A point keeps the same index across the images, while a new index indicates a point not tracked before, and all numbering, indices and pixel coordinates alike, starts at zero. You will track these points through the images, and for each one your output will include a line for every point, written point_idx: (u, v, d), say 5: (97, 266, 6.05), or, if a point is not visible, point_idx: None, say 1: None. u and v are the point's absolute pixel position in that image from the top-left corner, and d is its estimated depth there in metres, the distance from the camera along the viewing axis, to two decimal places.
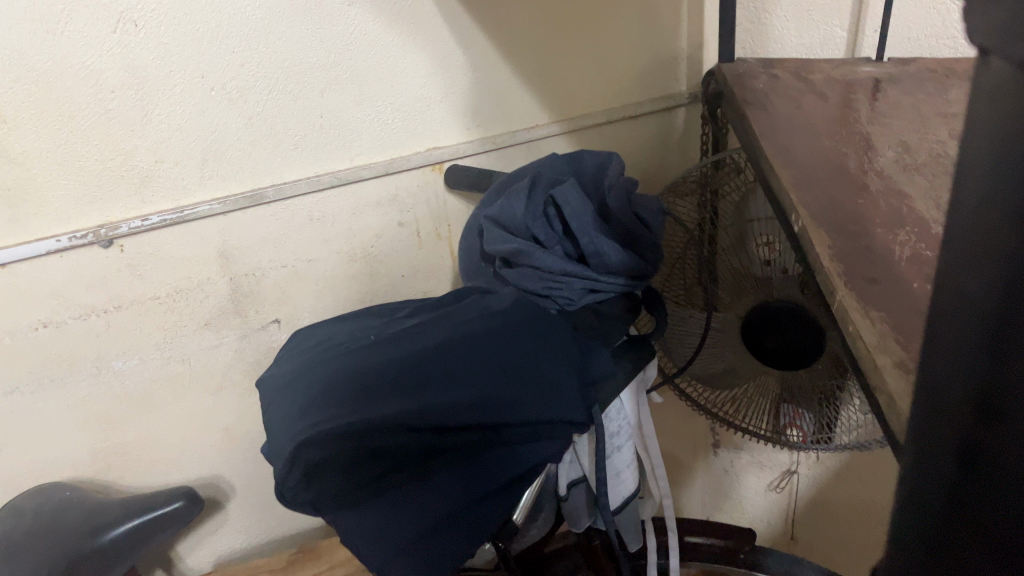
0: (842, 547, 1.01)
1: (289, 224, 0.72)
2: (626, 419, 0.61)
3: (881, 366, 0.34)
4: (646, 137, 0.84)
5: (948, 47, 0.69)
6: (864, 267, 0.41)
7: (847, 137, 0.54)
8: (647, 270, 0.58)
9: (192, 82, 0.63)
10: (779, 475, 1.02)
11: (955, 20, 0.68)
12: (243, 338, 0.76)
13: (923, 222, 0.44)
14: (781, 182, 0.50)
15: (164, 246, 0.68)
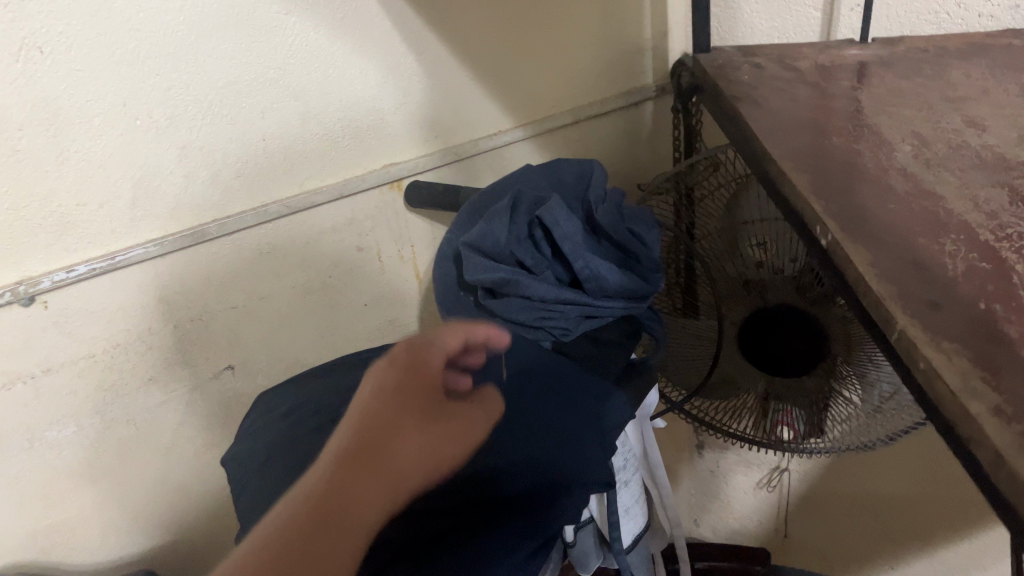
0: (833, 543, 0.98)
1: (237, 261, 0.65)
2: (632, 452, 0.56)
3: (975, 413, 0.29)
4: (613, 135, 0.79)
5: (930, 23, 0.63)
6: (919, 286, 0.36)
7: (855, 131, 0.50)
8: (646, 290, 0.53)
9: (113, 112, 0.55)
10: (768, 473, 0.98)
11: None
12: (194, 389, 0.68)
13: (967, 227, 0.40)
14: (798, 189, 0.45)
15: (96, 299, 0.60)
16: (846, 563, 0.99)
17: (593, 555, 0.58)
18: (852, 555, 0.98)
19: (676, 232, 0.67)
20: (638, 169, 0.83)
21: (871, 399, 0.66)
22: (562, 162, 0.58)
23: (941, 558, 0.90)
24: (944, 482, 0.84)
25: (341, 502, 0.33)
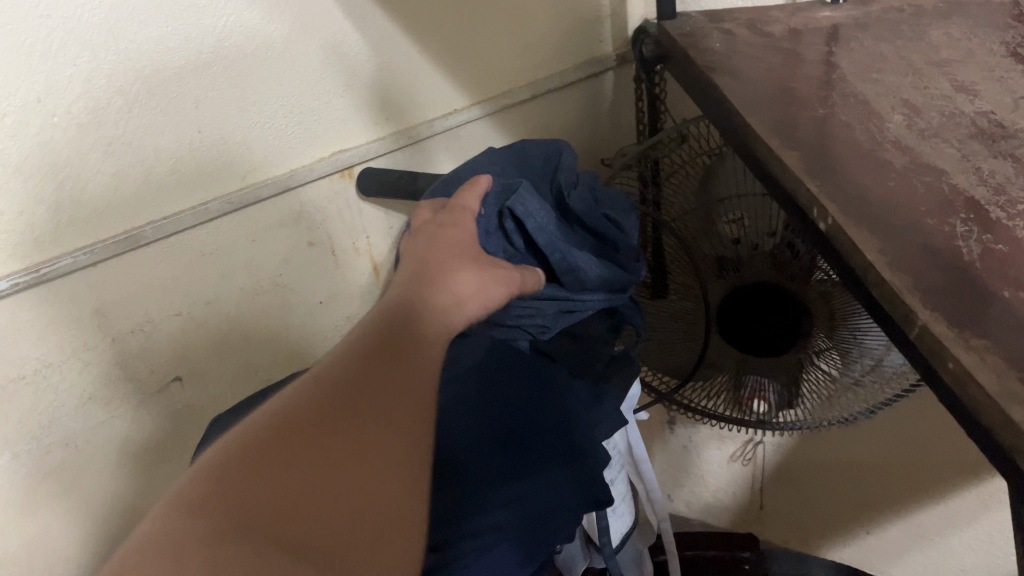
0: (806, 511, 0.98)
1: (177, 264, 0.60)
2: (618, 449, 0.53)
3: (1021, 420, 0.27)
4: (573, 108, 0.75)
5: None
6: (935, 272, 0.33)
7: (840, 102, 0.47)
8: (627, 280, 0.50)
9: (28, 107, 0.49)
10: (742, 447, 0.97)
11: None
12: (139, 405, 0.63)
13: (974, 203, 0.37)
14: (789, 168, 0.42)
15: (22, 316, 0.54)
16: (821, 529, 0.99)
17: (579, 558, 0.55)
18: (827, 521, 0.97)
19: (648, 214, 0.63)
20: (600, 143, 0.80)
21: (852, 371, 0.64)
22: (529, 145, 0.55)
23: (915, 520, 0.90)
24: (919, 444, 0.84)
25: (383, 369, 0.31)
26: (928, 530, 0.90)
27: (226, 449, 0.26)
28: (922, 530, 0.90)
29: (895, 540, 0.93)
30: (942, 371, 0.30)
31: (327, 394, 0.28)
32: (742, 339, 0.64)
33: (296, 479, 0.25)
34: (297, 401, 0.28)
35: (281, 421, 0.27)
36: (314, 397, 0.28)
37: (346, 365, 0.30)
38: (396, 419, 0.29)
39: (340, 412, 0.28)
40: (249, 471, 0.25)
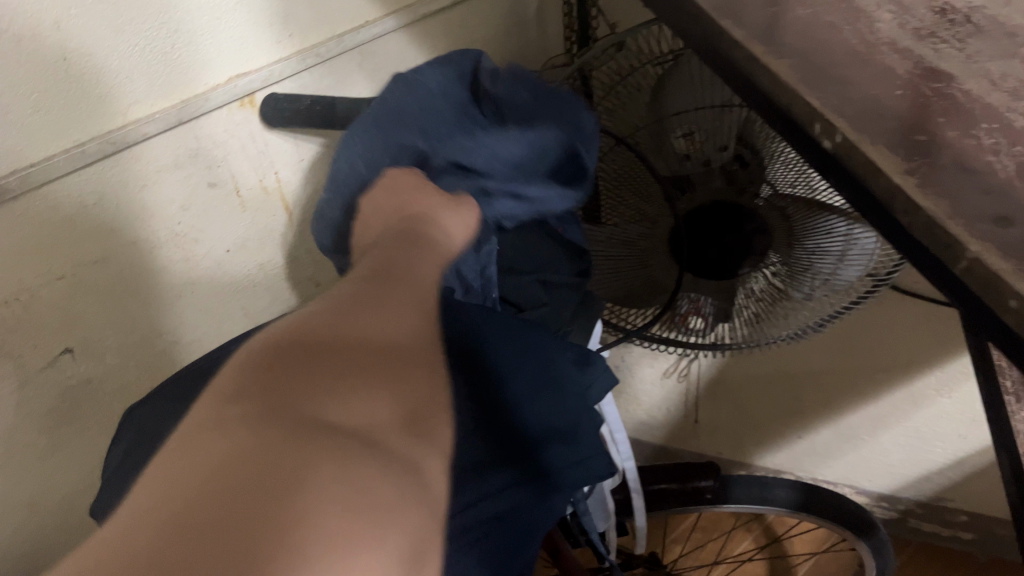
0: (734, 421, 0.99)
1: (50, 219, 0.50)
2: None
3: None
4: (495, 16, 0.67)
5: None
6: (975, 197, 0.29)
7: (822, 1, 0.42)
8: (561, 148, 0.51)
9: None
10: (676, 364, 0.96)
11: None
12: (24, 387, 0.54)
13: (996, 112, 0.33)
14: (781, 80, 0.37)
15: None
16: (751, 436, 1.00)
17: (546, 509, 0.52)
18: (756, 428, 0.98)
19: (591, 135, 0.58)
20: (524, 55, 0.73)
21: (802, 286, 0.62)
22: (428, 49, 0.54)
23: (846, 422, 0.91)
24: (852, 352, 0.83)
25: (379, 309, 0.34)
26: (857, 430, 0.91)
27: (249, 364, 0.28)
28: (852, 431, 0.92)
29: (825, 441, 0.95)
30: (1000, 311, 0.27)
31: (334, 329, 0.31)
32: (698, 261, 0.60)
33: (327, 374, 0.27)
34: (304, 330, 0.30)
35: (297, 344, 0.29)
36: (323, 328, 0.31)
37: (340, 306, 0.33)
38: (397, 349, 0.32)
39: (350, 337, 0.31)
40: (282, 372, 0.27)
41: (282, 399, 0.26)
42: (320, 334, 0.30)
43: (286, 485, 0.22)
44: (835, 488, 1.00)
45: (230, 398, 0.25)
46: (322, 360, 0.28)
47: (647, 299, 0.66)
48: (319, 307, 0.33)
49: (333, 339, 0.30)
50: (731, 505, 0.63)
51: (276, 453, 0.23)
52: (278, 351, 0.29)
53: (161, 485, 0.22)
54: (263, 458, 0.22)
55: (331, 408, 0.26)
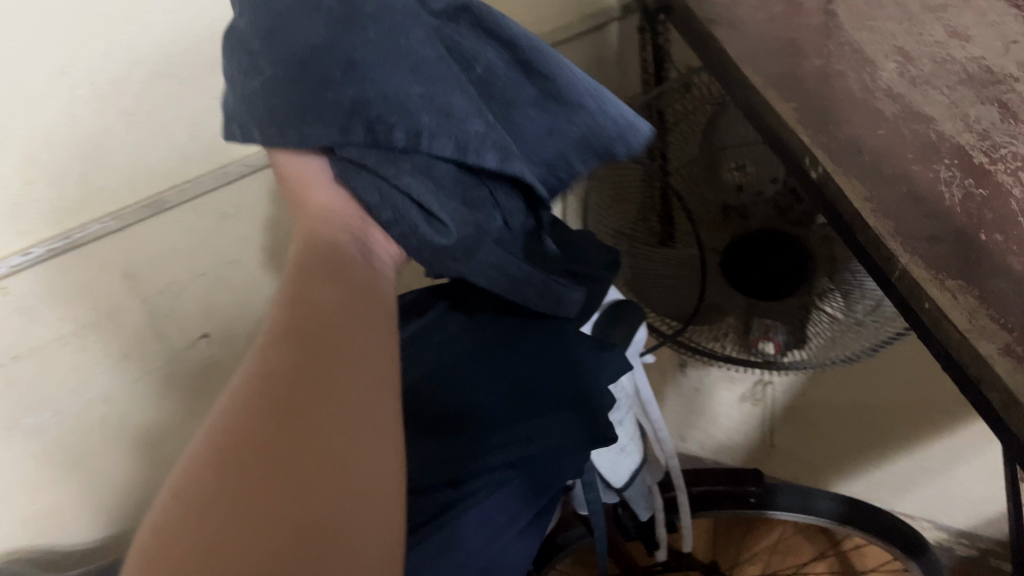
0: (813, 449, 1.01)
1: (198, 227, 0.62)
2: (624, 391, 0.56)
3: (986, 354, 0.29)
4: (580, 60, 0.76)
5: None
6: (917, 221, 0.35)
7: (838, 51, 0.48)
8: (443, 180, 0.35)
9: (52, 81, 0.50)
10: (753, 386, 1.00)
11: None
12: (170, 362, 0.66)
13: (961, 150, 0.38)
14: (784, 120, 0.43)
15: (57, 281, 0.56)
16: (832, 465, 1.01)
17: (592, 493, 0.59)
18: (838, 456, 1.00)
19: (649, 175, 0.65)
20: (607, 94, 0.81)
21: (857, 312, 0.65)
22: None
23: (922, 454, 0.92)
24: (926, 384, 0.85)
25: (339, 343, 0.27)
26: (933, 464, 0.92)
27: (194, 442, 0.24)
28: (928, 464, 0.93)
29: (903, 473, 0.96)
30: (919, 313, 0.32)
31: (280, 386, 0.25)
32: (740, 283, 0.67)
33: (283, 420, 0.24)
34: (248, 384, 0.25)
35: (265, 370, 0.26)
36: (266, 371, 0.26)
37: (290, 318, 0.28)
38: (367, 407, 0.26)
39: (298, 379, 0.25)
40: (237, 454, 0.23)
41: (256, 473, 0.23)
42: (270, 403, 0.24)
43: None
44: (911, 521, 1.01)
45: (186, 486, 0.23)
46: (272, 415, 0.24)
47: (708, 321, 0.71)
48: (260, 348, 0.27)
49: (280, 389, 0.25)
50: (778, 511, 0.68)
51: (253, 537, 0.21)
52: (221, 439, 0.24)
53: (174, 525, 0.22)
54: (241, 552, 0.21)
55: (339, 445, 0.24)
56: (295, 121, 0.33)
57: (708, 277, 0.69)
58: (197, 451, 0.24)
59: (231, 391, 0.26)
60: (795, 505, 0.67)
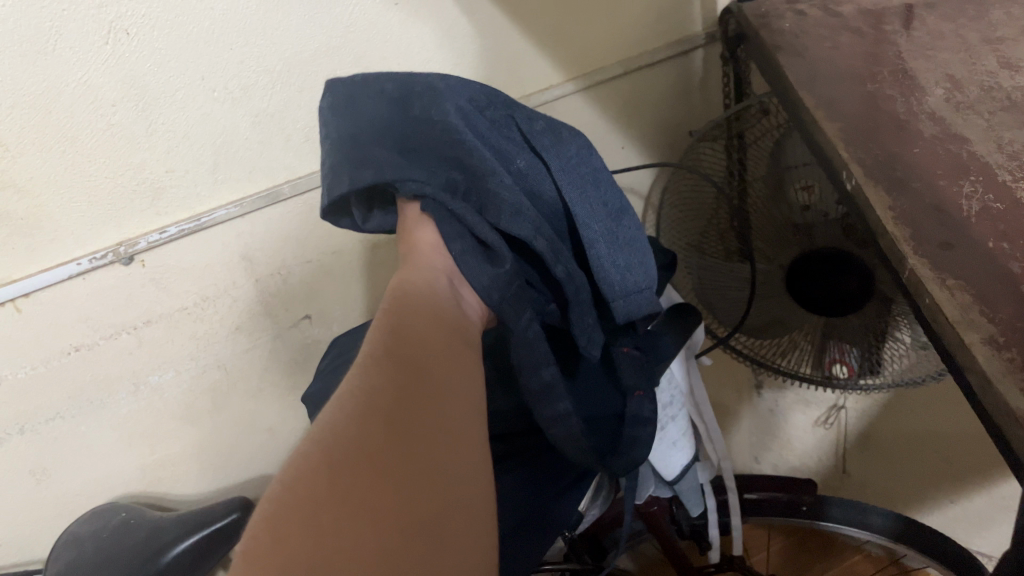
0: (890, 479, 1.01)
1: (309, 219, 0.70)
2: (677, 388, 0.60)
3: (969, 342, 0.33)
4: (664, 84, 0.81)
5: None
6: (934, 229, 0.38)
7: (892, 78, 0.51)
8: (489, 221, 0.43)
9: (193, 85, 0.58)
10: (826, 411, 1.01)
11: None
12: (277, 338, 0.74)
13: (988, 167, 0.41)
14: (830, 138, 0.47)
15: (187, 257, 0.65)
16: (909, 495, 1.01)
17: (647, 484, 0.63)
18: (915, 487, 0.99)
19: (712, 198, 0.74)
20: (690, 117, 0.86)
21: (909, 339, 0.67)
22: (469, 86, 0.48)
23: (1000, 491, 0.91)
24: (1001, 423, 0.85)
25: (427, 379, 0.34)
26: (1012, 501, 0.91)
27: (307, 456, 0.30)
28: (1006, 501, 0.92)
29: (979, 509, 0.95)
30: (924, 309, 0.36)
31: (389, 405, 0.32)
32: (805, 301, 0.68)
33: (394, 436, 0.30)
34: (356, 406, 0.32)
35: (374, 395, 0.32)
36: (372, 398, 0.32)
37: (386, 359, 0.35)
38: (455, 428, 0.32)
39: (400, 404, 0.32)
40: (356, 459, 0.29)
41: (382, 465, 0.29)
42: (376, 421, 0.31)
43: (405, 547, 0.26)
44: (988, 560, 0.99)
45: (314, 480, 0.29)
46: (380, 431, 0.30)
47: (777, 333, 0.74)
48: (362, 380, 0.34)
49: (385, 414, 0.31)
50: (829, 522, 0.73)
51: (382, 518, 0.27)
52: (340, 448, 0.30)
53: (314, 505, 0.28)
54: (373, 527, 0.26)
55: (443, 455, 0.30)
56: (357, 169, 0.44)
57: (777, 293, 0.71)
58: (315, 456, 0.30)
59: (339, 414, 0.32)
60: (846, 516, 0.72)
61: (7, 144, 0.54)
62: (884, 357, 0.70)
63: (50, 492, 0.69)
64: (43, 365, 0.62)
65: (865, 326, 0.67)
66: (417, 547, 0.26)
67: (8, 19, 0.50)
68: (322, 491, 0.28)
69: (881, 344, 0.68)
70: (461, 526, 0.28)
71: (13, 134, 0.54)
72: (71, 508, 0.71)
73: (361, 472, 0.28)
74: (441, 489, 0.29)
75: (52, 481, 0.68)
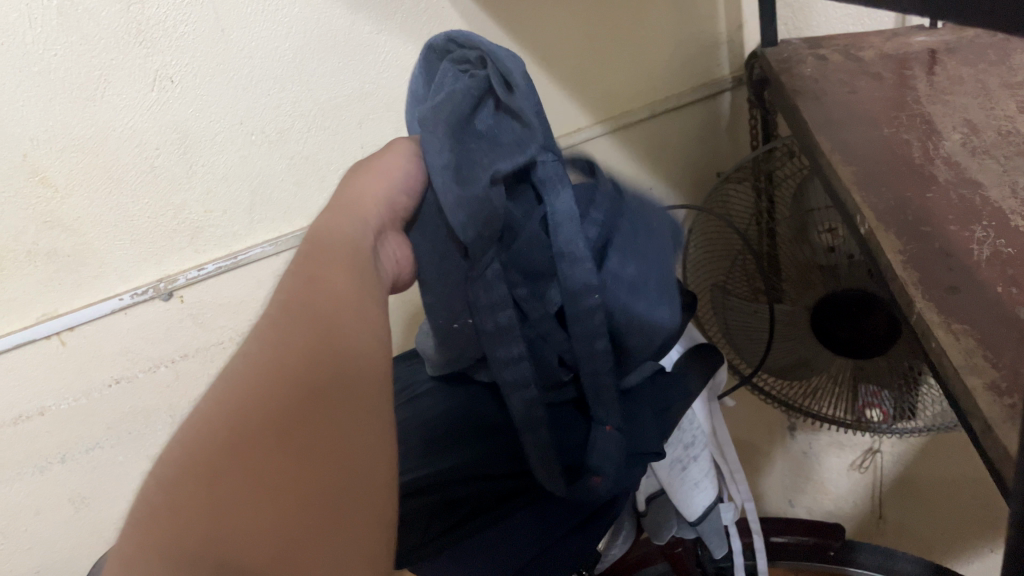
0: (925, 525, 0.98)
1: None
2: (699, 428, 0.60)
3: (972, 387, 0.33)
4: (692, 125, 0.82)
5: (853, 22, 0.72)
6: (940, 274, 0.39)
7: (909, 121, 0.52)
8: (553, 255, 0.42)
9: (233, 128, 0.61)
10: (861, 455, 0.99)
11: (851, 20, 0.72)
12: None
13: (1000, 212, 0.41)
14: (843, 181, 0.48)
15: (224, 294, 0.67)
16: (946, 544, 0.98)
17: (667, 527, 0.63)
18: (948, 534, 0.97)
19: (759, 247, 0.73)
20: (718, 158, 0.87)
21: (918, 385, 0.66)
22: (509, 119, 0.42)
23: None
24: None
25: (335, 325, 0.30)
26: None
27: (196, 424, 0.26)
28: None
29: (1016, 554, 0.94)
30: (932, 352, 0.37)
31: (286, 365, 0.27)
32: (828, 340, 0.68)
33: (284, 413, 0.26)
34: (260, 350, 0.28)
35: (268, 349, 0.28)
36: (269, 350, 0.28)
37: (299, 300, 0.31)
38: (357, 378, 0.29)
39: (299, 369, 0.27)
40: (249, 424, 0.25)
41: (270, 448, 0.25)
42: (274, 379, 0.27)
43: (296, 531, 0.23)
44: None
45: (201, 440, 0.25)
46: (270, 403, 0.26)
47: (803, 375, 0.73)
48: (258, 334, 0.29)
49: (283, 374, 0.27)
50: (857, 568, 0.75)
51: (268, 512, 0.24)
52: (214, 429, 0.25)
53: (201, 492, 0.24)
54: (269, 506, 0.24)
55: (341, 425, 0.27)
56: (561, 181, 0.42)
57: (805, 335, 0.71)
58: (209, 418, 0.26)
59: (220, 380, 0.27)
60: (876, 566, 0.74)
61: (57, 186, 0.57)
62: (917, 401, 0.68)
63: (87, 518, 0.70)
64: (85, 396, 0.65)
65: (891, 369, 0.66)
66: (309, 527, 0.24)
67: (62, 69, 0.53)
68: (207, 477, 0.24)
69: (912, 388, 0.66)
70: (358, 504, 0.25)
71: (63, 176, 0.57)
72: (107, 537, 0.72)
73: (253, 451, 0.25)
74: (342, 475, 0.25)
75: (89, 508, 0.70)
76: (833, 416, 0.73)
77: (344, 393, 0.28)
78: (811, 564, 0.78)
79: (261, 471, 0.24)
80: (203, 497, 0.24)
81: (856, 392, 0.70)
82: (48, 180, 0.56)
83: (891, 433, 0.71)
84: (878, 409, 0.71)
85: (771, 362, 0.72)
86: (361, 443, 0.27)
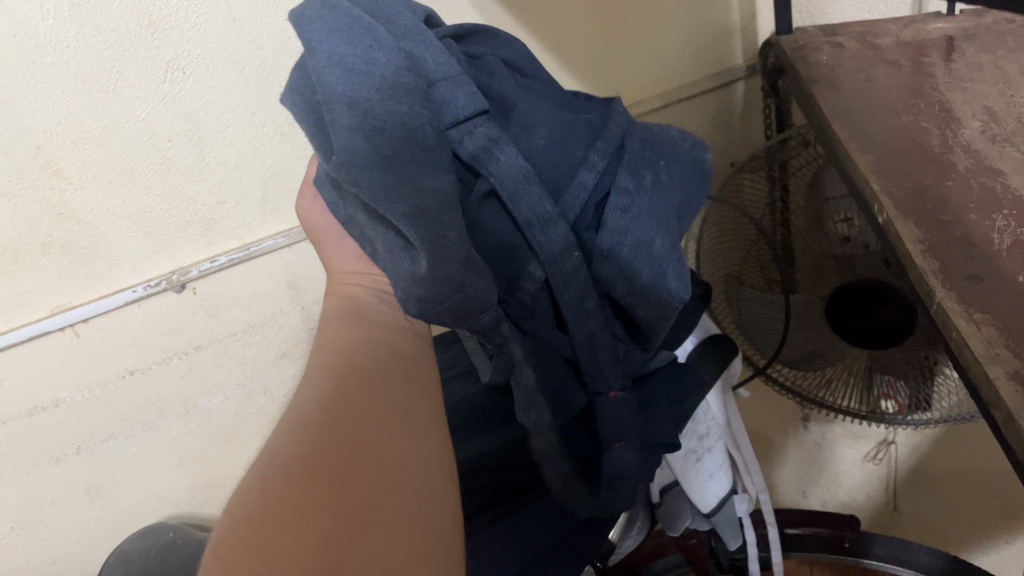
0: (938, 517, 0.98)
1: None
2: (714, 419, 0.59)
3: (994, 377, 0.33)
4: (704, 115, 0.82)
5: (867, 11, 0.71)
6: (961, 263, 0.39)
7: (927, 109, 0.51)
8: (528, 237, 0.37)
9: (245, 120, 0.61)
10: (875, 446, 0.99)
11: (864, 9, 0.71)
12: None
13: (1022, 199, 0.41)
14: (860, 170, 0.47)
15: (236, 285, 0.67)
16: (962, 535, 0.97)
17: (680, 517, 0.63)
18: (962, 525, 0.97)
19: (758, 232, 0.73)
20: (731, 148, 0.86)
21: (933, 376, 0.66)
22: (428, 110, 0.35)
23: None
24: None
25: (378, 372, 0.36)
26: None
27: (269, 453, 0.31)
28: None
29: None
30: (952, 341, 0.36)
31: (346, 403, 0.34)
32: (843, 332, 0.67)
33: (349, 432, 0.32)
34: (323, 394, 0.34)
35: (327, 393, 0.34)
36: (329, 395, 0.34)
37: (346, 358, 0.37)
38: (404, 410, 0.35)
39: (359, 403, 0.34)
40: (321, 442, 0.31)
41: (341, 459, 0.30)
42: (339, 412, 0.33)
43: (365, 521, 0.28)
44: None
45: (279, 462, 0.30)
46: (316, 440, 0.31)
47: (818, 366, 0.72)
48: (310, 393, 0.35)
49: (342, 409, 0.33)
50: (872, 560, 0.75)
51: (338, 500, 0.29)
52: (287, 447, 0.31)
53: (279, 496, 0.29)
54: (342, 500, 0.29)
55: (396, 443, 0.32)
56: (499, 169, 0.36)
57: (819, 327, 0.70)
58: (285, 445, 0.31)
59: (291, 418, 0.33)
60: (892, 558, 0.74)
61: (70, 178, 0.57)
62: (933, 391, 0.67)
63: (103, 510, 0.70)
64: (99, 387, 0.65)
65: (907, 360, 0.65)
66: (376, 518, 0.28)
67: (75, 60, 0.53)
68: (285, 485, 0.29)
69: (929, 378, 0.66)
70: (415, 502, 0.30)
71: (76, 168, 0.57)
72: (122, 528, 0.72)
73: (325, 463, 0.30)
74: (401, 482, 0.31)
75: (105, 500, 0.70)
76: (848, 407, 0.73)
77: (395, 420, 0.34)
78: (825, 555, 0.77)
79: (332, 477, 0.29)
80: (283, 498, 0.29)
81: (871, 382, 0.70)
82: (61, 172, 0.56)
83: (906, 424, 0.71)
84: (894, 400, 0.70)
85: (785, 354, 0.72)
86: (415, 458, 0.32)
